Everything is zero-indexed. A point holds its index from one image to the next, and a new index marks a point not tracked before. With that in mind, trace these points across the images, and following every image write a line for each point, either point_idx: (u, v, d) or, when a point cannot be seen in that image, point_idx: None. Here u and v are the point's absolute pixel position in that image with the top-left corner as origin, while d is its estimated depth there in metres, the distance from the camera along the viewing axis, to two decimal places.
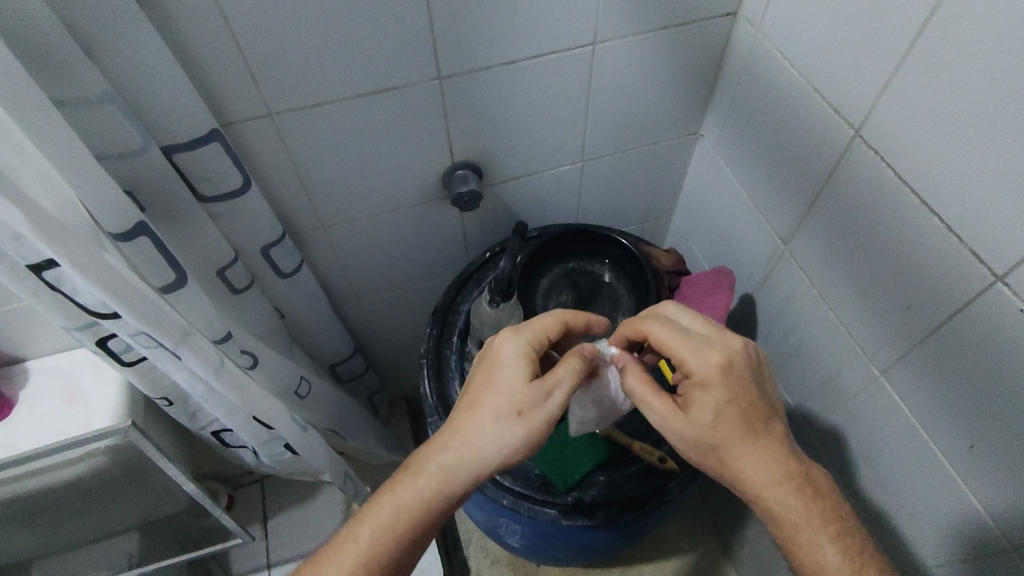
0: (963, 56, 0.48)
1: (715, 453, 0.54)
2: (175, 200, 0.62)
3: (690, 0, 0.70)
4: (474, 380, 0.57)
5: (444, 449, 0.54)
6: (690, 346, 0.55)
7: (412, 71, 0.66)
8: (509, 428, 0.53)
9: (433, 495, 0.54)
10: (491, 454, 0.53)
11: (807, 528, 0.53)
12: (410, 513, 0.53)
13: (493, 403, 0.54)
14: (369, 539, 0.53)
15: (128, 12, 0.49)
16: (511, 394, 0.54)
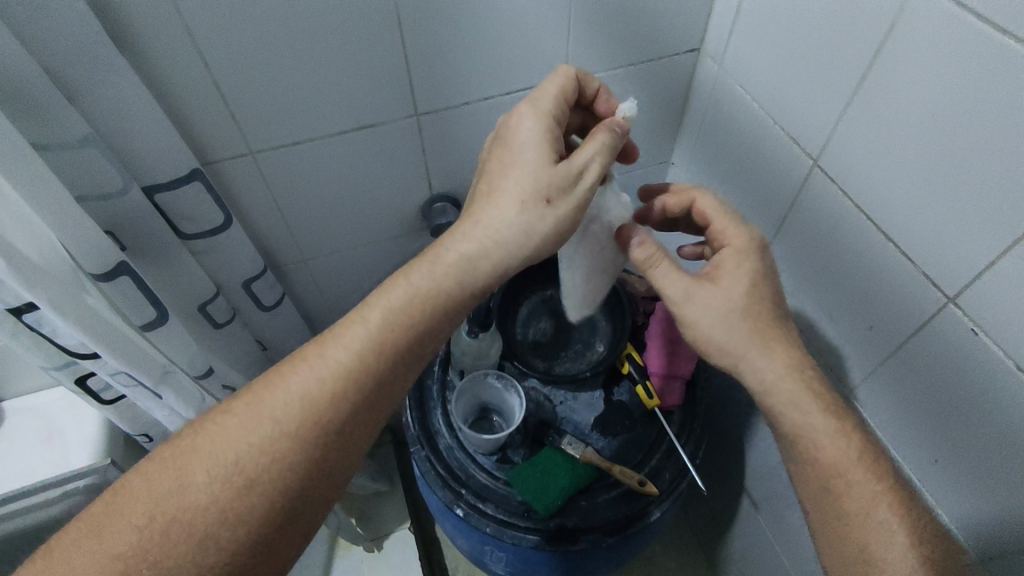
0: (908, 90, 0.51)
1: (739, 322, 0.54)
2: (155, 238, 0.62)
3: (656, 37, 0.73)
4: (500, 157, 0.52)
5: (464, 238, 0.50)
6: (733, 219, 0.59)
7: (389, 109, 0.68)
8: (538, 215, 0.49)
9: (447, 290, 0.49)
10: (513, 245, 0.49)
11: (818, 427, 0.53)
12: (422, 306, 0.49)
13: (515, 184, 0.49)
14: (372, 331, 0.48)
15: (110, 60, 0.50)
16: (546, 167, 0.50)
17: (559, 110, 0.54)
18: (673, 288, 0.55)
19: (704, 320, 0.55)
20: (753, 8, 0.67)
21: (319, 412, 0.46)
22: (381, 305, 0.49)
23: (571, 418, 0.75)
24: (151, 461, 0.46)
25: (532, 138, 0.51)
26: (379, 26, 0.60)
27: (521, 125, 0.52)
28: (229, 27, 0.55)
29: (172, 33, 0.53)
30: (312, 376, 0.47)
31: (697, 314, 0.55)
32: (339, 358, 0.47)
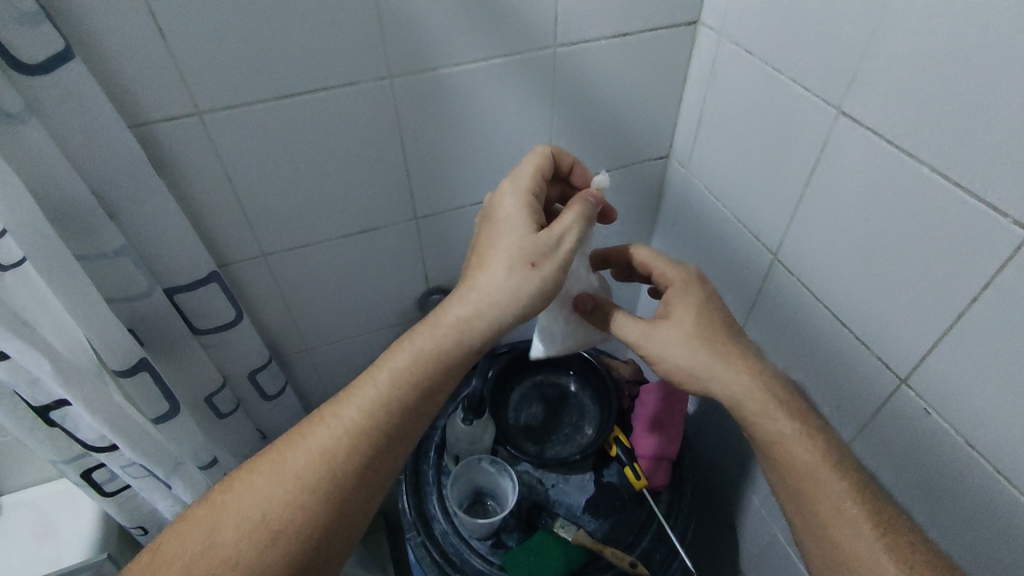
0: (843, 198, 0.59)
1: (693, 351, 0.59)
2: (171, 334, 0.67)
3: (628, 147, 0.82)
4: (488, 232, 0.57)
5: (460, 303, 0.54)
6: (663, 260, 0.65)
7: (391, 214, 0.75)
8: (525, 277, 0.53)
9: (450, 349, 0.53)
10: (506, 308, 0.53)
11: (794, 447, 0.56)
12: (426, 364, 0.53)
13: (501, 254, 0.54)
14: (382, 390, 0.52)
15: (148, 181, 0.57)
16: (529, 235, 0.55)
17: (535, 187, 0.60)
18: (632, 332, 0.62)
19: (666, 351, 0.60)
20: (709, 125, 0.76)
21: (334, 468, 0.50)
22: (389, 366, 0.53)
23: (564, 499, 0.77)
24: (181, 525, 0.49)
25: (513, 213, 0.56)
26: (383, 145, 0.68)
27: (502, 203, 0.58)
28: (252, 149, 0.63)
29: (203, 156, 0.61)
30: (329, 434, 0.51)
31: (659, 349, 0.60)
32: (351, 417, 0.51)
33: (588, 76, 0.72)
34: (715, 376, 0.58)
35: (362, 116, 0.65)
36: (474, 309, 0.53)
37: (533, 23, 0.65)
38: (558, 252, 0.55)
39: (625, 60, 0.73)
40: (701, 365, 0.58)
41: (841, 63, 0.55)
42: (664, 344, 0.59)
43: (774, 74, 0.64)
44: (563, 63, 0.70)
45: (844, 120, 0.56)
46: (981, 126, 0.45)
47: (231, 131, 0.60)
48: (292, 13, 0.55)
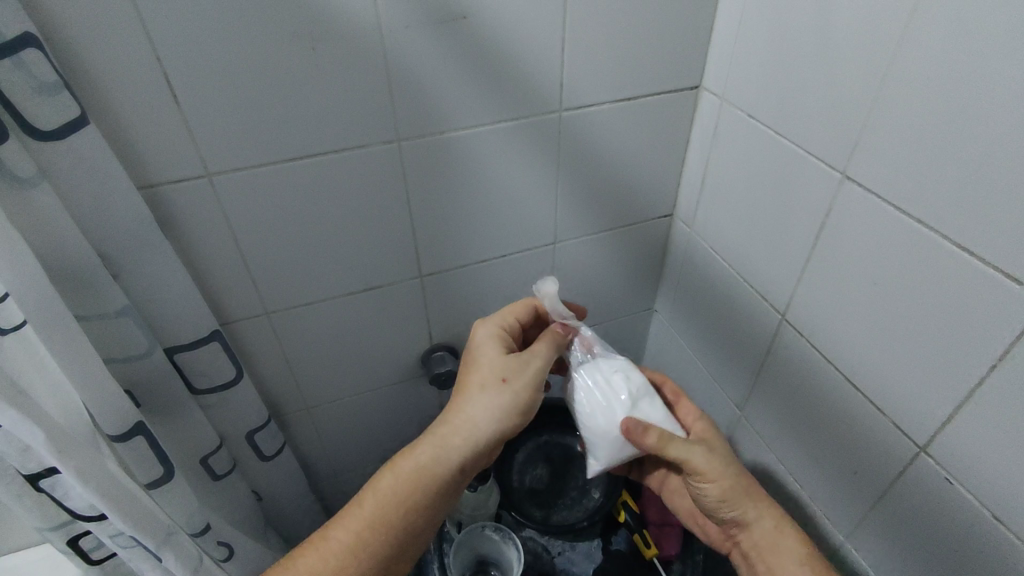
0: (852, 261, 0.59)
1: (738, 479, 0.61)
2: (169, 394, 0.66)
3: (633, 205, 0.83)
4: (465, 361, 0.62)
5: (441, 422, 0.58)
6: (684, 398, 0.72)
7: (396, 272, 0.75)
8: (496, 393, 0.57)
9: (430, 468, 0.56)
10: (482, 426, 0.56)
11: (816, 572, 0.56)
12: (408, 484, 0.55)
13: (477, 378, 0.59)
14: (368, 512, 0.55)
15: (154, 241, 0.57)
16: (499, 359, 0.59)
17: (510, 319, 0.65)
18: (691, 457, 0.60)
19: (723, 480, 0.60)
20: (713, 185, 0.77)
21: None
22: (374, 489, 0.56)
23: (571, 568, 0.74)
24: None
25: (485, 340, 0.62)
26: (390, 206, 0.69)
27: (477, 330, 0.64)
28: (260, 210, 0.63)
29: (210, 216, 0.61)
30: (319, 558, 0.53)
31: (714, 474, 0.60)
32: (341, 539, 0.54)
33: (594, 138, 0.73)
34: (750, 508, 0.61)
35: (371, 178, 0.66)
36: (452, 428, 0.57)
37: (540, 89, 0.67)
38: (527, 369, 0.59)
39: (629, 123, 0.74)
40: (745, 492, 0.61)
41: (844, 129, 0.56)
42: (727, 459, 0.62)
43: (776, 138, 0.65)
44: (569, 126, 0.71)
45: (848, 185, 0.57)
46: (988, 194, 0.45)
47: (240, 192, 0.61)
48: (305, 81, 0.57)
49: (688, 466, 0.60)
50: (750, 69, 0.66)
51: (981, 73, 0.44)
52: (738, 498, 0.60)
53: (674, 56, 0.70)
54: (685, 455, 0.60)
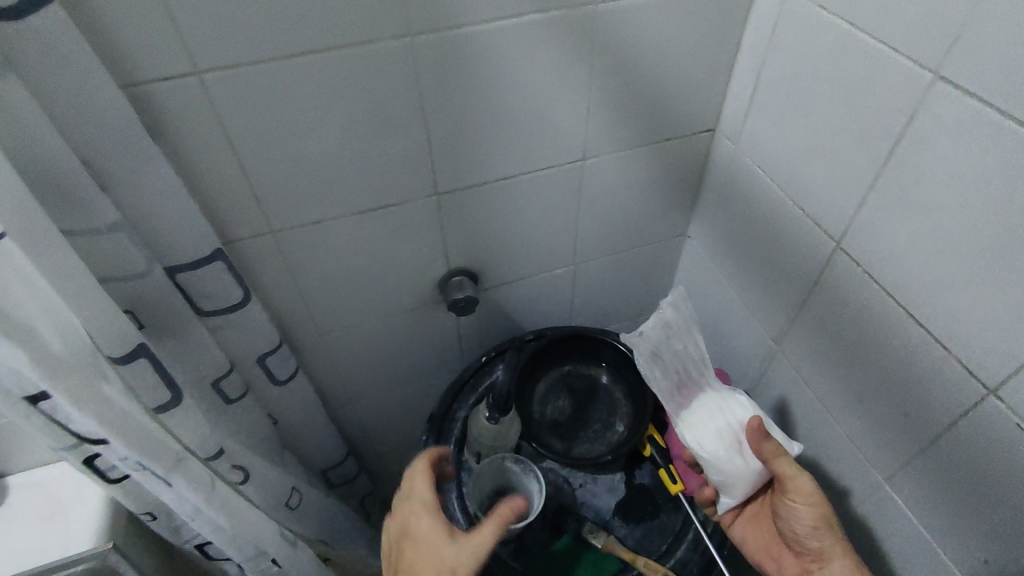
0: (931, 179, 0.51)
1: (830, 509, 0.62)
2: (173, 316, 0.62)
3: (672, 117, 0.75)
4: (405, 547, 0.59)
5: None
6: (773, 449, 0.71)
7: (410, 189, 0.69)
8: (455, 550, 0.57)
9: None
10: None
11: None
12: None
13: (430, 561, 0.57)
14: (453, 557, 0.56)
15: (143, 147, 0.51)
16: (436, 526, 0.59)
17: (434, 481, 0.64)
18: (797, 476, 0.63)
19: (819, 506, 0.62)
20: (767, 93, 0.68)
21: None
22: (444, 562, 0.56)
23: (593, 501, 0.72)
24: None
25: (415, 526, 0.60)
26: (404, 113, 0.62)
27: (410, 491, 0.63)
28: (258, 114, 0.56)
29: (203, 120, 0.55)
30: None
31: (807, 499, 0.63)
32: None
33: (634, 36, 0.64)
34: (832, 541, 0.62)
35: (381, 79, 0.58)
36: None
37: None
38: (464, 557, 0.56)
39: (675, 19, 0.65)
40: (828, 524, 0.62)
41: (940, 18, 0.47)
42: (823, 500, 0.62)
43: (851, 33, 0.55)
44: (605, 22, 0.62)
45: (939, 86, 0.48)
46: None
47: (236, 92, 0.54)
48: None
49: (786, 483, 0.63)
50: None
51: None
52: (823, 526, 0.62)
53: None
54: (791, 474, 0.63)
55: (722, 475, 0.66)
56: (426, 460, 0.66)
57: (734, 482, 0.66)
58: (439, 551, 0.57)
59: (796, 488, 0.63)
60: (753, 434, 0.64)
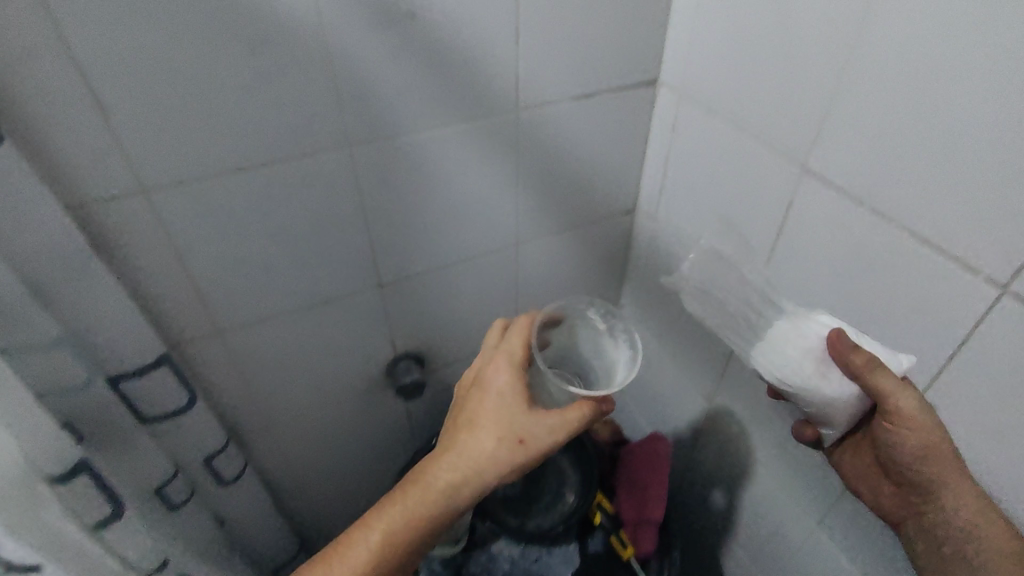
0: (813, 254, 0.59)
1: (960, 474, 0.49)
2: (117, 425, 0.61)
3: (595, 203, 0.82)
4: (475, 420, 0.52)
5: (449, 467, 0.52)
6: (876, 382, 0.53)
7: (355, 282, 0.72)
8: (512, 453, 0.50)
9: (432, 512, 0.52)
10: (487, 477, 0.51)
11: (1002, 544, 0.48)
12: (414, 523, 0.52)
13: (497, 432, 0.51)
14: (528, 427, 0.50)
15: (89, 265, 0.53)
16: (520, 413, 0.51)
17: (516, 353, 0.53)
18: (902, 392, 0.49)
19: (931, 437, 0.49)
20: (675, 180, 0.77)
21: (478, 485, 0.51)
22: (512, 432, 0.50)
23: (570, 359, 0.61)
24: None
25: (499, 395, 0.52)
26: (346, 215, 0.66)
27: (494, 379, 0.53)
28: (205, 225, 0.59)
29: (150, 233, 0.57)
30: (461, 475, 0.51)
31: (921, 422, 0.49)
32: (453, 476, 0.51)
33: (554, 135, 0.72)
34: (964, 488, 0.49)
35: (323, 186, 0.63)
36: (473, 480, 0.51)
37: (496, 86, 0.64)
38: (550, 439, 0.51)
39: (589, 120, 0.73)
40: (978, 538, 0.49)
41: (802, 122, 0.56)
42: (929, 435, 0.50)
43: (736, 132, 0.64)
44: (527, 126, 0.69)
45: (809, 178, 0.57)
46: (950, 186, 0.45)
47: (183, 206, 0.57)
48: (248, 86, 0.53)
49: (891, 411, 0.49)
50: (706, 62, 0.66)
51: (938, 64, 0.44)
52: (951, 489, 0.49)
53: (630, 50, 0.69)
54: (892, 389, 0.49)
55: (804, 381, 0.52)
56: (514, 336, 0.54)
57: (823, 403, 0.53)
58: (517, 418, 0.50)
59: (912, 406, 0.49)
60: (836, 347, 0.51)
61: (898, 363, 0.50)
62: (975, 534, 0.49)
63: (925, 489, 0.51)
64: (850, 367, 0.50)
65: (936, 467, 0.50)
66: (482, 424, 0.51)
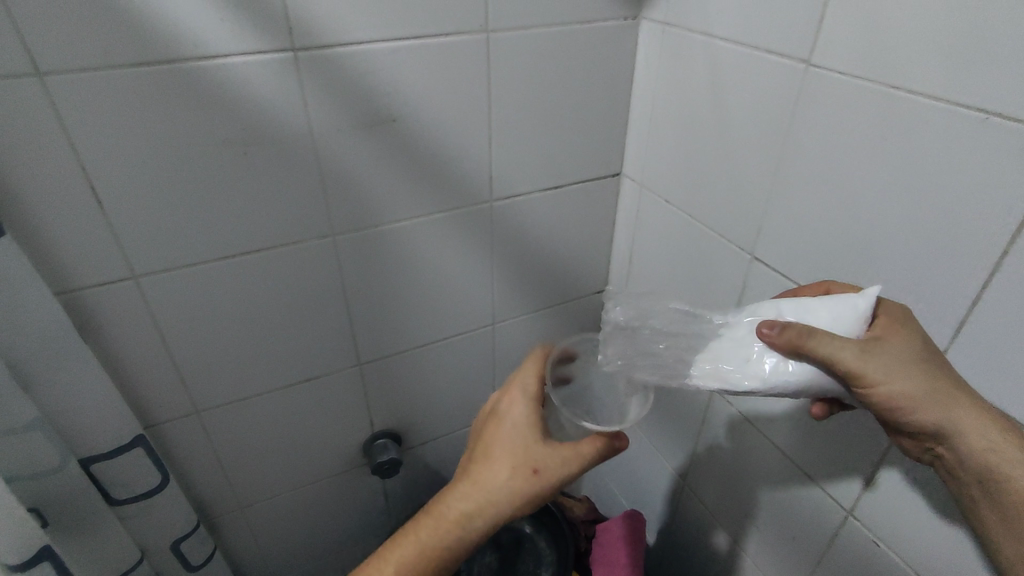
0: None
1: (943, 393, 0.42)
2: (85, 509, 0.61)
3: (567, 284, 0.86)
4: (491, 449, 0.49)
5: (464, 497, 0.49)
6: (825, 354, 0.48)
7: (334, 362, 0.74)
8: (529, 486, 0.48)
9: (446, 548, 0.49)
10: (503, 511, 0.48)
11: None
12: (427, 557, 0.49)
13: (516, 462, 0.48)
14: (545, 458, 0.48)
15: (73, 349, 0.55)
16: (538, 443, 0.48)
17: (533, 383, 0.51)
18: (843, 350, 0.43)
19: (898, 381, 0.42)
20: (641, 263, 0.81)
21: (489, 517, 0.48)
22: (526, 461, 0.48)
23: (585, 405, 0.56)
24: None
25: (515, 425, 0.49)
26: (326, 298, 0.69)
27: (510, 409, 0.50)
28: (189, 308, 0.62)
29: (135, 317, 0.60)
30: (473, 504, 0.48)
31: (879, 371, 0.42)
32: (467, 508, 0.48)
33: (526, 222, 0.77)
34: (966, 420, 0.42)
35: (305, 271, 0.66)
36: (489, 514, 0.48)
37: (471, 180, 0.70)
38: (568, 471, 0.48)
39: (559, 207, 0.78)
40: (995, 461, 0.41)
41: (749, 215, 0.61)
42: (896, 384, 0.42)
43: (692, 221, 0.70)
44: (500, 214, 0.74)
45: (758, 265, 0.62)
46: (878, 276, 0.50)
47: (169, 290, 0.60)
48: (237, 182, 0.58)
49: (841, 370, 0.43)
50: (662, 159, 0.72)
51: (856, 170, 0.49)
52: (949, 425, 0.42)
53: (594, 147, 0.76)
54: (829, 347, 0.43)
55: (764, 380, 0.46)
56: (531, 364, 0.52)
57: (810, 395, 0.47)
58: (532, 449, 0.48)
59: (859, 360, 0.43)
60: (765, 338, 0.46)
61: (852, 305, 0.44)
62: (994, 463, 0.41)
63: (930, 436, 0.43)
64: (787, 349, 0.44)
65: (920, 406, 0.42)
66: (498, 454, 0.49)
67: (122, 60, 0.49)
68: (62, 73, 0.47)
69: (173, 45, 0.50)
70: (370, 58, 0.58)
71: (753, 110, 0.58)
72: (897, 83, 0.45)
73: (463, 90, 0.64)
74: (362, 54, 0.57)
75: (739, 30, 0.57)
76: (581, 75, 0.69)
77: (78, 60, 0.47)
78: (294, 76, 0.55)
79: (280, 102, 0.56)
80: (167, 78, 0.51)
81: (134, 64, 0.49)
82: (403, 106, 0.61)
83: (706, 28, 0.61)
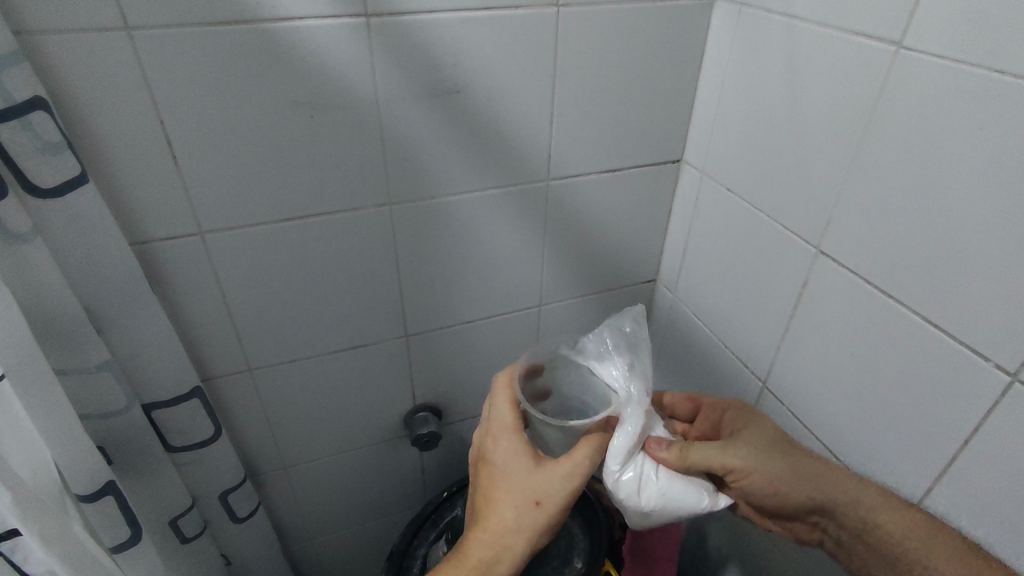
0: (823, 331, 0.60)
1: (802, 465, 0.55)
2: (144, 451, 0.64)
3: (616, 271, 0.85)
4: (494, 487, 0.55)
5: (483, 541, 0.54)
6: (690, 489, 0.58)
7: (381, 332, 0.76)
8: (539, 514, 0.53)
9: None
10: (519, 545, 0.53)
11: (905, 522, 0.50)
12: None
13: (520, 497, 0.53)
14: (541, 487, 0.53)
15: (142, 296, 0.57)
16: (533, 474, 0.54)
17: (511, 414, 0.57)
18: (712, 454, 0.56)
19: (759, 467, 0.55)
20: (695, 254, 0.79)
21: (513, 556, 0.53)
22: (529, 495, 0.53)
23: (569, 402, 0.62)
24: None
25: (507, 460, 0.55)
26: (378, 268, 0.70)
27: (500, 447, 0.56)
28: (250, 266, 0.64)
29: (199, 271, 0.62)
30: (493, 550, 0.53)
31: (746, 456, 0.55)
32: (486, 548, 0.54)
33: (580, 205, 0.76)
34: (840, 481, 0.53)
35: (360, 239, 0.67)
36: (509, 552, 0.53)
37: (528, 157, 0.69)
38: (568, 487, 0.53)
39: (615, 190, 0.77)
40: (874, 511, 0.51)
41: (816, 207, 0.59)
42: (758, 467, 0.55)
43: (754, 212, 0.67)
44: (555, 194, 0.74)
45: (822, 259, 0.59)
46: (957, 276, 0.47)
47: (232, 248, 0.62)
48: (303, 146, 0.59)
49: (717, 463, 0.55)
50: (727, 147, 0.70)
51: (941, 161, 0.46)
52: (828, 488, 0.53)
53: (656, 131, 0.74)
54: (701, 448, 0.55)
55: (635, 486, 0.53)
56: (505, 398, 0.58)
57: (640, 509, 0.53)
58: (528, 483, 0.54)
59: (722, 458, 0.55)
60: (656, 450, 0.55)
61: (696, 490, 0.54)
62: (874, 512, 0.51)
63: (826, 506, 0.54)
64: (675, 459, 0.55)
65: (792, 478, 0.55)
66: (500, 494, 0.54)
67: (204, 19, 0.50)
68: (149, 28, 0.49)
69: (252, 6, 0.51)
70: (440, 28, 0.58)
71: (830, 96, 0.55)
72: (997, 68, 0.42)
73: (529, 66, 0.63)
74: (432, 24, 0.57)
75: (823, 12, 0.55)
76: (649, 56, 0.68)
77: (165, 18, 0.49)
78: (365, 43, 0.56)
79: (349, 68, 0.57)
80: (245, 39, 0.52)
81: (215, 23, 0.51)
82: (468, 78, 0.61)
83: (787, 9, 0.58)
